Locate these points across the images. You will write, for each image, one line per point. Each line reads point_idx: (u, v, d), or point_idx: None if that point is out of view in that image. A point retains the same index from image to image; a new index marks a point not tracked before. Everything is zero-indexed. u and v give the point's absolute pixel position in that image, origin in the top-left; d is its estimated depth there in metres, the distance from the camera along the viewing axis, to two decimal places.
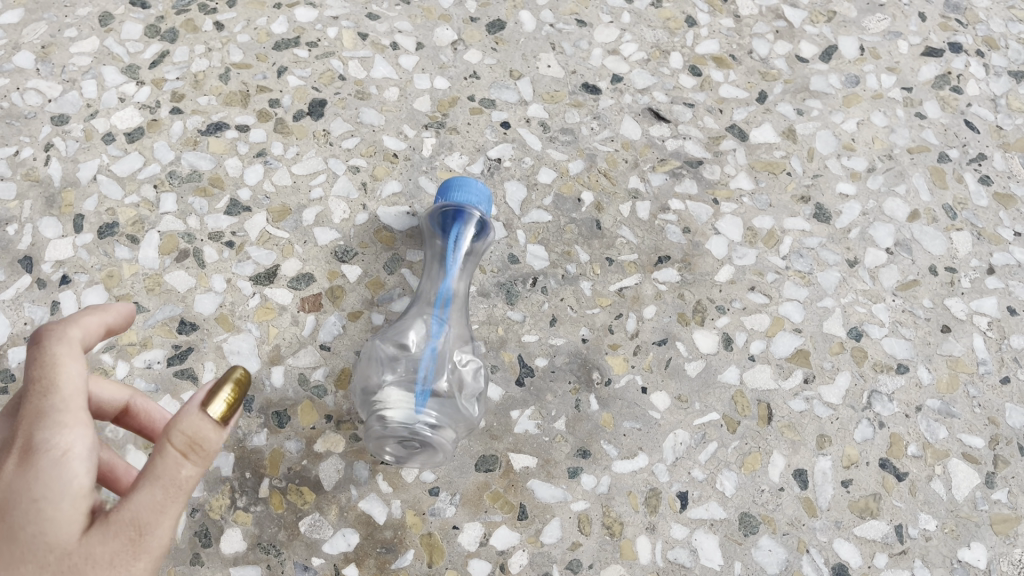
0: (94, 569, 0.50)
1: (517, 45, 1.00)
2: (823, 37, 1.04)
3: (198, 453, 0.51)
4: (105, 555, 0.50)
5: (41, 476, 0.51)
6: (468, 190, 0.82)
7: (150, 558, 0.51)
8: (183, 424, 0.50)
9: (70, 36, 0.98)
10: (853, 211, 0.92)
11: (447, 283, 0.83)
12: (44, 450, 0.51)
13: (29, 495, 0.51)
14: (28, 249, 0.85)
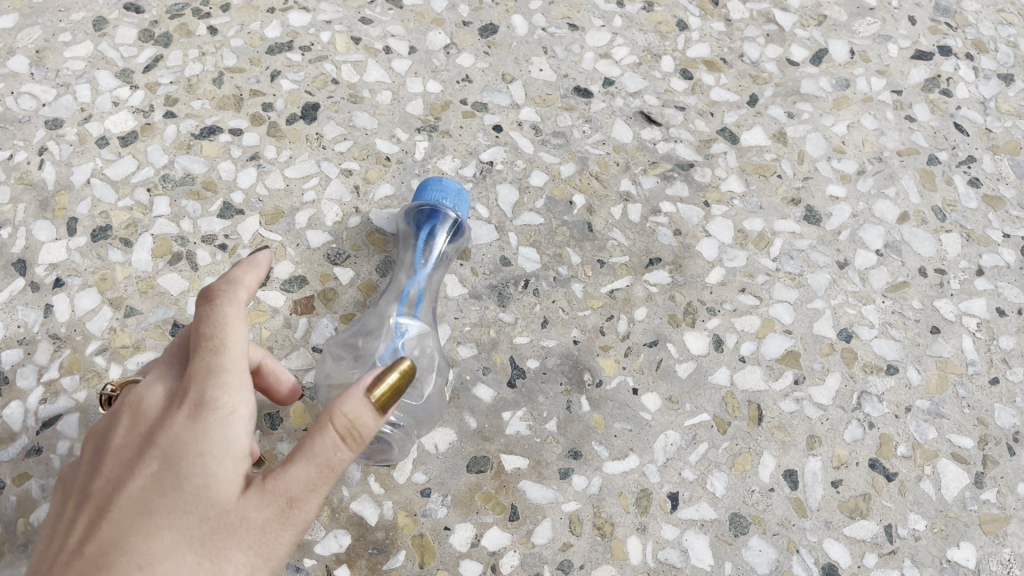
0: (247, 529, 0.54)
1: (510, 49, 1.01)
2: (814, 40, 1.05)
3: (354, 440, 0.56)
4: (259, 519, 0.55)
5: (210, 432, 0.56)
6: (441, 190, 0.81)
7: (294, 531, 0.56)
8: (349, 410, 0.56)
9: (64, 41, 0.98)
10: (843, 213, 0.93)
11: (416, 279, 0.84)
12: (214, 408, 0.57)
13: (195, 447, 0.56)
14: (22, 252, 0.85)
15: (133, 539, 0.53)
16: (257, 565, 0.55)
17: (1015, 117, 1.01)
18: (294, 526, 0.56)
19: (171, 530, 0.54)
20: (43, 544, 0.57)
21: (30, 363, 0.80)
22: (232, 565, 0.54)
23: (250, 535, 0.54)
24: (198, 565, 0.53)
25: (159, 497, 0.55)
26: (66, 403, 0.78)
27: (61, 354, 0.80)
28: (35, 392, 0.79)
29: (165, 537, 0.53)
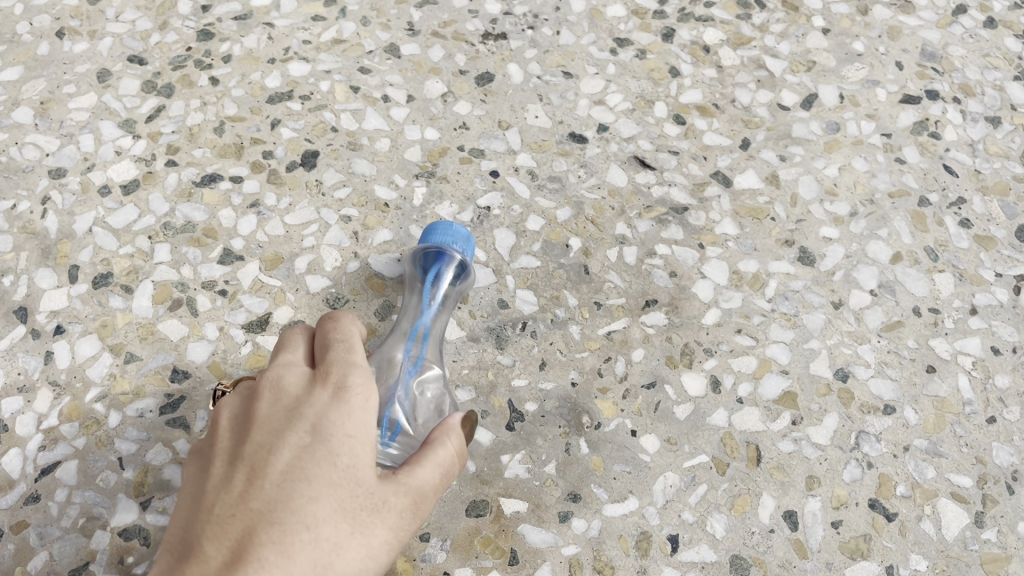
0: (388, 511, 0.63)
1: (506, 96, 1.03)
2: (803, 85, 1.07)
3: (459, 458, 0.68)
4: (397, 505, 0.64)
5: (354, 416, 0.64)
6: (449, 233, 0.82)
7: (417, 521, 0.66)
8: (457, 434, 0.69)
9: (68, 92, 1.00)
10: (837, 254, 0.94)
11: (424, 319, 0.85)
12: (355, 394, 0.65)
13: (342, 427, 0.64)
14: (23, 300, 0.86)
15: (297, 499, 0.60)
16: (393, 540, 0.64)
17: (1004, 158, 1.02)
18: (418, 515, 0.66)
19: (333, 497, 0.61)
20: (193, 497, 0.62)
21: (30, 411, 0.80)
22: (379, 535, 0.63)
23: (390, 516, 0.63)
24: (353, 531, 0.61)
25: (319, 466, 0.62)
26: (64, 450, 0.78)
27: (60, 402, 0.81)
28: (34, 439, 0.79)
29: (328, 502, 0.61)
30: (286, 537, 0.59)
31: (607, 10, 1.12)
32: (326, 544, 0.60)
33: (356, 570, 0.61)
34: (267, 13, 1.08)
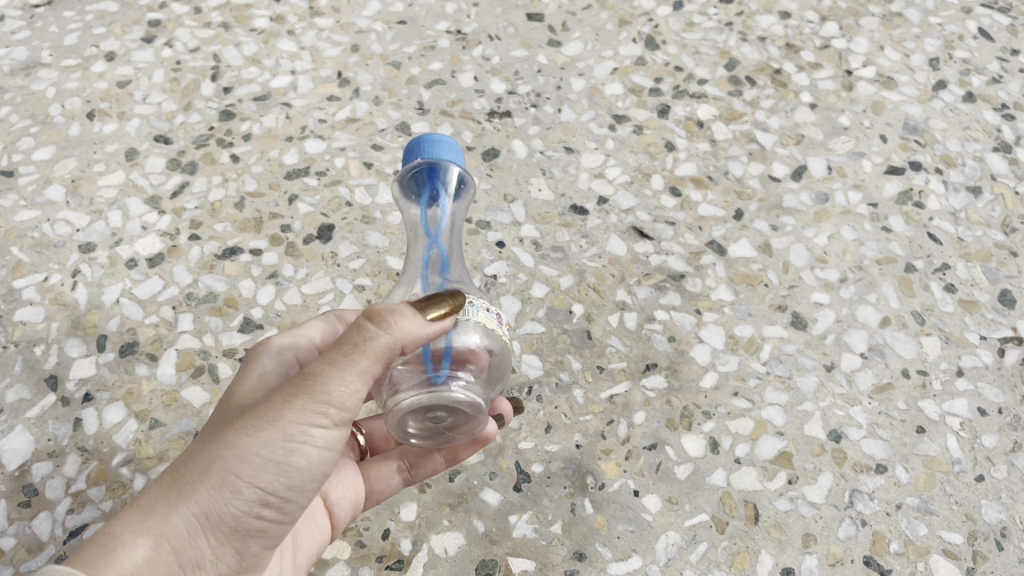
0: (253, 411, 0.63)
1: (511, 171, 1.09)
2: (793, 157, 1.12)
3: (375, 317, 0.61)
4: (267, 401, 0.63)
5: (242, 389, 0.72)
6: (435, 146, 0.75)
7: (304, 400, 0.61)
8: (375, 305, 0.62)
9: (98, 170, 1.06)
10: (828, 318, 0.98)
11: (433, 238, 0.83)
12: (248, 377, 0.73)
13: (228, 401, 0.71)
14: (54, 368, 0.91)
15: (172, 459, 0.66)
16: (259, 424, 0.62)
17: (985, 226, 1.07)
18: (307, 393, 0.61)
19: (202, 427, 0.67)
20: None
21: (59, 475, 0.84)
22: (234, 428, 0.62)
23: (257, 412, 0.62)
24: (207, 437, 0.64)
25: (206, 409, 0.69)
26: (91, 512, 0.82)
27: (88, 466, 0.85)
28: (63, 502, 0.83)
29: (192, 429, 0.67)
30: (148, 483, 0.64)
31: (606, 88, 1.19)
32: (175, 467, 0.63)
33: (209, 467, 0.61)
34: (285, 94, 1.15)
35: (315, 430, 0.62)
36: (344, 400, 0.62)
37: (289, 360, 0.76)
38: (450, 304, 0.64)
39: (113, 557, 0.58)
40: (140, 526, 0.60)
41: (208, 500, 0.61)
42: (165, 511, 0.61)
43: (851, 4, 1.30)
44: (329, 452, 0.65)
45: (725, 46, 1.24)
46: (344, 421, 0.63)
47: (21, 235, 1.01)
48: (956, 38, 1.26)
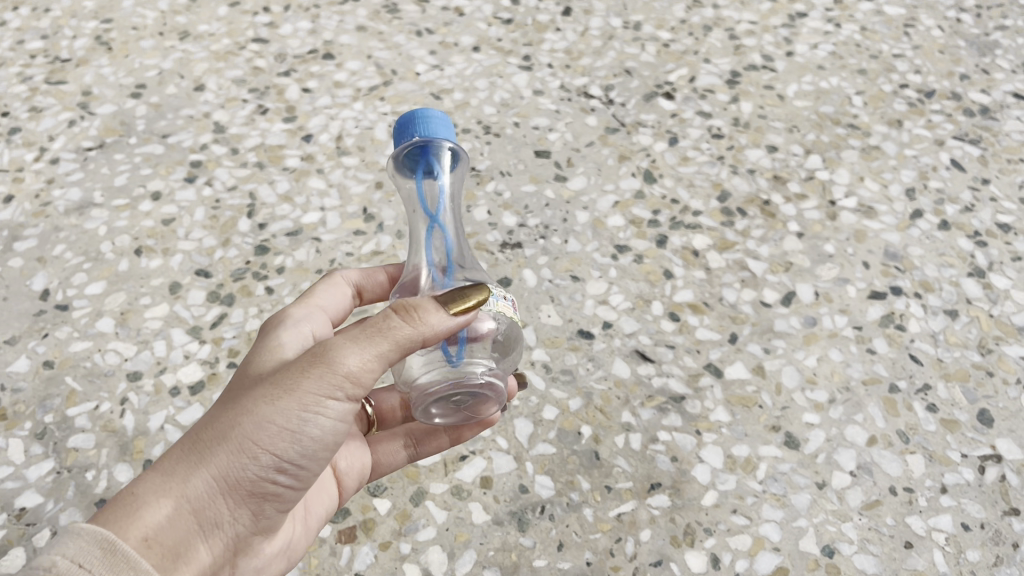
0: (271, 382, 0.72)
1: (522, 299, 1.19)
2: (782, 283, 1.22)
3: (402, 310, 0.71)
4: (285, 373, 0.72)
5: (262, 361, 0.81)
6: (429, 125, 0.82)
7: (319, 373, 0.70)
8: (403, 300, 0.71)
9: (144, 303, 1.16)
10: (818, 437, 1.06)
11: (435, 215, 0.92)
12: (268, 350, 0.82)
13: (247, 371, 0.80)
14: (104, 492, 0.98)
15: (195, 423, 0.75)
16: (277, 395, 0.71)
17: (963, 347, 1.15)
18: (323, 367, 0.70)
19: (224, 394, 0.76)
20: None
21: None
22: (254, 397, 0.71)
23: (275, 384, 0.71)
24: (228, 406, 0.73)
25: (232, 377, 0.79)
26: None
27: None
28: None
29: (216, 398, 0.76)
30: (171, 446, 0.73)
31: (608, 220, 1.29)
32: (197, 432, 0.72)
33: (229, 433, 0.70)
34: (315, 229, 1.26)
35: (330, 402, 0.71)
36: (358, 375, 0.70)
37: (304, 333, 0.87)
38: (474, 300, 0.72)
39: (138, 513, 0.67)
40: (163, 486, 0.69)
41: (227, 464, 0.70)
42: (186, 474, 0.70)
43: (833, 137, 1.41)
44: (341, 421, 0.73)
45: (718, 179, 1.35)
46: (356, 395, 0.72)
47: (74, 364, 1.10)
48: (931, 169, 1.36)
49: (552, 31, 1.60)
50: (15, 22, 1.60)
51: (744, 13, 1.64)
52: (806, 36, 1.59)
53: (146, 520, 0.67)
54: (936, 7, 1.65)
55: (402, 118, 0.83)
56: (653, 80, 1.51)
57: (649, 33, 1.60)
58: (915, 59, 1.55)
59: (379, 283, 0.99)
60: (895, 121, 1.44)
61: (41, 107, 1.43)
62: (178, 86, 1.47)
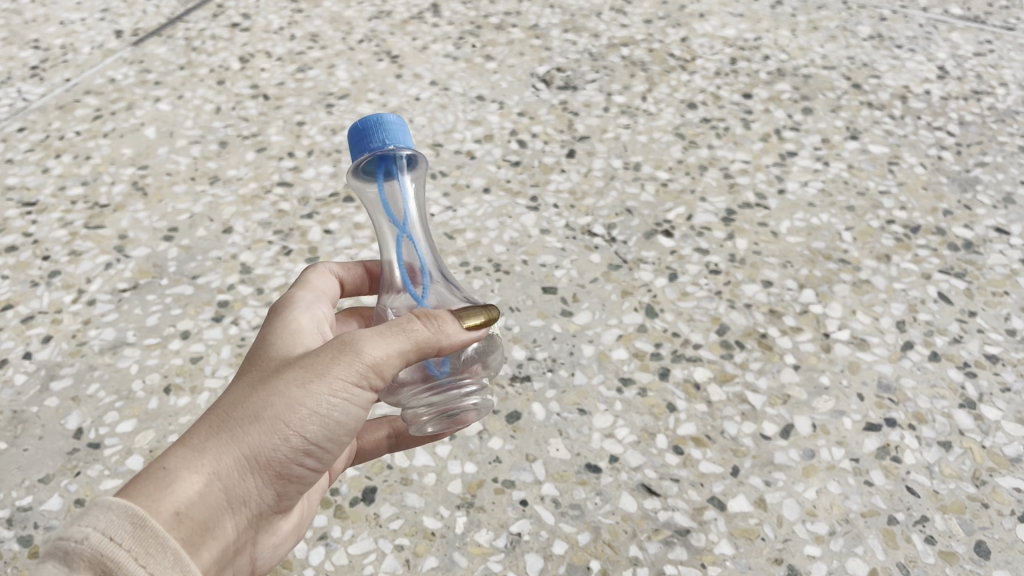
0: (299, 369, 0.81)
1: (531, 431, 1.24)
2: (781, 416, 1.27)
3: (424, 317, 0.83)
4: (313, 363, 0.81)
5: (274, 342, 0.88)
6: (386, 134, 0.91)
7: (348, 364, 0.80)
8: (427, 309, 0.84)
9: (172, 440, 1.22)
10: (820, 570, 1.09)
11: (402, 225, 0.99)
12: (277, 332, 0.89)
13: (258, 351, 0.87)
14: None
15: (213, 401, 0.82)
16: (309, 379, 0.80)
17: (957, 478, 1.19)
18: (352, 357, 0.80)
19: (244, 375, 0.83)
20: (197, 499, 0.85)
21: None
22: (286, 381, 0.80)
23: (305, 371, 0.81)
24: (254, 389, 0.80)
25: (247, 363, 0.86)
26: None
27: None
28: None
29: (237, 381, 0.83)
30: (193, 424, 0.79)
31: (613, 354, 1.36)
32: (223, 412, 0.79)
33: (261, 413, 0.78)
34: None
35: (356, 389, 0.81)
36: (381, 366, 0.81)
37: (314, 320, 0.94)
38: (484, 317, 0.86)
39: (171, 486, 0.73)
40: (196, 460, 0.75)
41: (259, 440, 0.78)
42: (219, 450, 0.77)
43: (825, 272, 1.49)
44: (360, 410, 0.83)
45: (716, 313, 1.42)
46: (376, 386, 0.82)
47: None
48: (919, 302, 1.43)
49: (557, 172, 1.71)
50: (58, 168, 1.71)
51: (738, 152, 1.74)
52: (796, 174, 1.69)
53: (179, 492, 0.73)
54: (919, 145, 1.76)
55: (360, 126, 0.91)
56: (653, 218, 1.60)
57: (648, 173, 1.71)
58: (900, 196, 1.64)
59: (355, 276, 1.09)
60: (883, 255, 1.52)
61: (80, 251, 1.52)
62: (208, 228, 1.57)
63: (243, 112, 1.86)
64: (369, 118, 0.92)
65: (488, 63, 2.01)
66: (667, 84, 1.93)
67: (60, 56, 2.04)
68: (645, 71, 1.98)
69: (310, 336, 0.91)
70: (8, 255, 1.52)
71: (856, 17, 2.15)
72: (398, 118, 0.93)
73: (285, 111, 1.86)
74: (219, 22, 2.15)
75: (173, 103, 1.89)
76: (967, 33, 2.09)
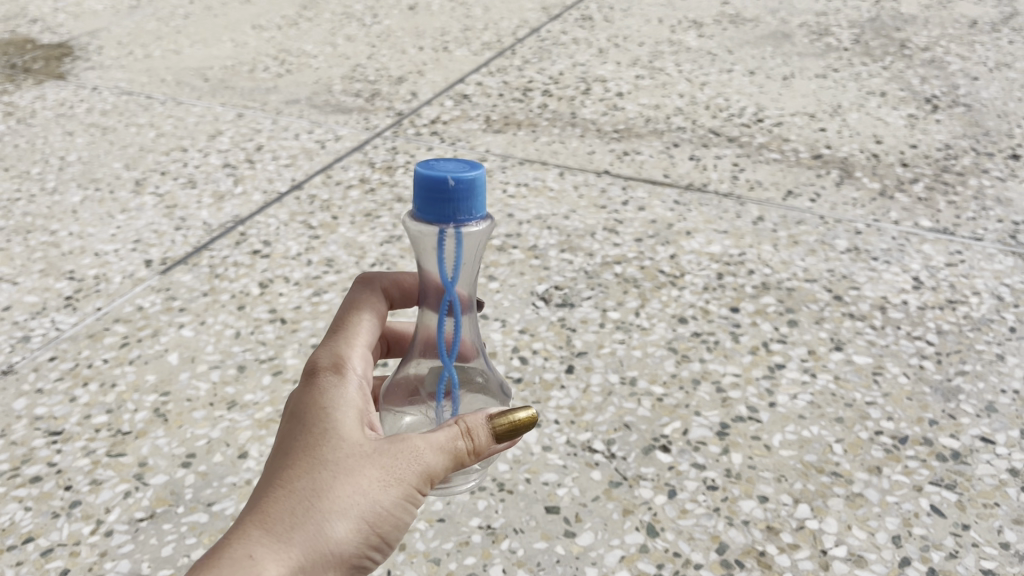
0: (371, 472, 1.03)
1: None
2: None
3: (470, 436, 1.07)
4: (383, 467, 1.03)
5: (336, 415, 1.05)
6: (471, 206, 1.03)
7: (410, 475, 1.04)
8: (473, 423, 1.08)
9: None
10: None
11: (450, 282, 1.13)
12: (336, 401, 1.06)
13: (321, 423, 1.04)
14: None
15: (289, 481, 1.00)
16: (380, 484, 1.03)
17: None
18: (415, 468, 1.05)
19: (317, 454, 1.02)
20: None
21: None
22: (361, 481, 1.02)
23: (376, 475, 1.03)
24: (331, 479, 1.01)
25: (314, 431, 1.03)
26: None
27: None
28: None
29: (311, 457, 1.02)
30: (277, 506, 0.99)
31: None
32: (304, 502, 0.99)
33: (340, 509, 1.00)
34: None
35: (410, 492, 1.05)
36: (434, 476, 1.06)
37: (364, 382, 1.13)
38: (522, 420, 1.09)
39: (263, 572, 0.93)
40: (282, 549, 0.96)
41: (330, 532, 1.00)
42: (300, 540, 0.98)
43: (819, 486, 1.54)
44: (408, 509, 1.06)
45: (715, 530, 1.46)
46: (425, 490, 1.07)
47: None
48: (913, 515, 1.47)
49: (557, 388, 1.79)
50: (84, 396, 1.81)
51: (728, 365, 1.83)
52: (785, 386, 1.77)
53: None
54: (900, 355, 1.85)
55: (452, 184, 1.01)
56: (650, 433, 1.67)
57: (644, 387, 1.79)
58: (886, 406, 1.71)
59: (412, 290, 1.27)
60: (874, 467, 1.57)
61: (101, 480, 1.59)
62: (224, 453, 1.64)
63: (261, 337, 1.97)
64: (463, 180, 1.01)
65: (491, 283, 2.14)
66: (659, 300, 2.06)
67: (92, 286, 2.19)
68: (638, 287, 2.11)
69: (365, 405, 1.09)
70: (32, 485, 1.59)
71: (833, 231, 2.30)
72: (482, 175, 1.03)
73: (300, 335, 1.97)
74: (241, 249, 2.33)
75: (196, 328, 2.01)
76: (937, 244, 2.23)
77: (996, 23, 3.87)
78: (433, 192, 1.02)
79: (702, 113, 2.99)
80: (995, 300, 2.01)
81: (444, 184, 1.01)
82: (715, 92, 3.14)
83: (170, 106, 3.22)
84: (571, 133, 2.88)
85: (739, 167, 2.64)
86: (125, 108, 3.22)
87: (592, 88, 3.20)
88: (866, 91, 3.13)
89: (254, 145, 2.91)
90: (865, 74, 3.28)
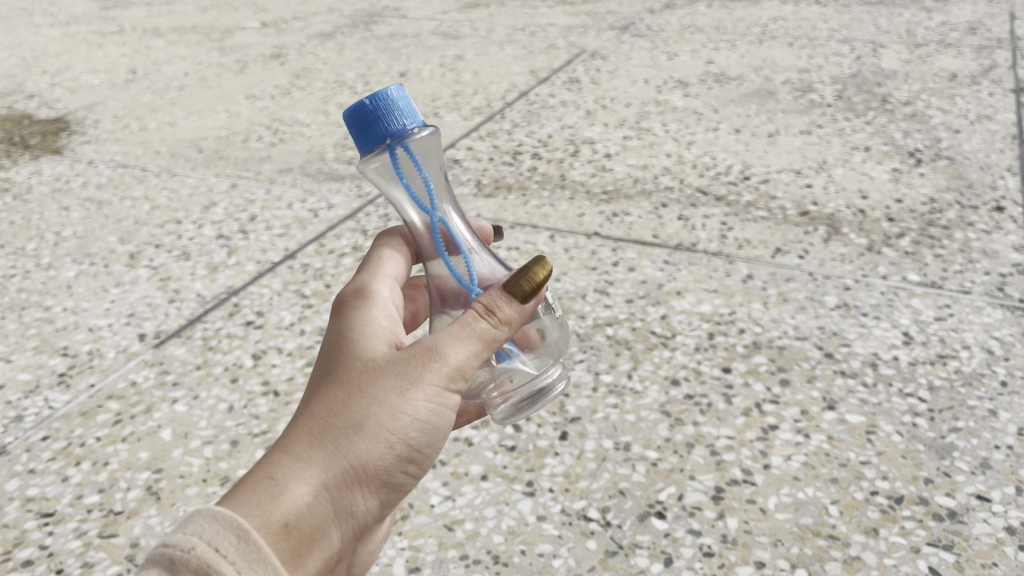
0: (388, 382, 1.04)
1: None
2: None
3: (490, 315, 1.07)
4: (399, 375, 1.04)
5: (354, 341, 1.08)
6: (399, 119, 1.09)
7: (429, 375, 1.05)
8: (490, 299, 1.08)
9: None
10: None
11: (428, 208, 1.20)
12: (353, 331, 1.09)
13: (339, 352, 1.07)
14: None
15: (309, 407, 1.02)
16: (400, 390, 1.04)
17: None
18: (435, 366, 1.05)
19: (334, 377, 1.04)
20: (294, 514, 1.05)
21: None
22: (380, 391, 1.03)
23: (393, 383, 1.04)
24: (349, 396, 1.02)
25: (332, 357, 1.06)
26: None
27: None
28: None
29: (329, 381, 1.04)
30: (298, 431, 1.00)
31: None
32: (323, 422, 1.00)
33: (362, 422, 1.01)
34: None
35: (436, 392, 1.05)
36: (459, 372, 1.07)
37: (388, 310, 1.15)
38: (541, 275, 1.09)
39: (285, 491, 0.95)
40: (304, 465, 0.98)
41: (353, 445, 1.01)
42: (323, 456, 0.99)
43: (815, 550, 1.53)
44: (438, 410, 1.06)
45: None
46: (453, 387, 1.07)
47: None
48: None
49: (551, 455, 1.79)
50: (76, 475, 1.81)
51: (722, 428, 1.83)
52: (779, 447, 1.77)
53: (294, 496, 0.95)
54: (893, 412, 1.85)
55: (372, 104, 1.08)
56: (645, 499, 1.67)
57: (638, 453, 1.78)
58: (881, 466, 1.71)
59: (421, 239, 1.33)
60: (871, 529, 1.56)
61: (92, 562, 1.58)
62: None
63: (254, 409, 1.97)
64: (379, 99, 1.08)
65: None
66: (651, 361, 2.07)
67: (86, 361, 2.20)
68: (630, 349, 2.12)
69: (386, 327, 1.11)
70: (24, 570, 1.58)
71: (822, 288, 2.32)
72: (399, 90, 1.10)
73: (293, 406, 1.97)
74: (234, 321, 2.34)
75: (189, 403, 2.01)
76: (926, 299, 2.25)
77: (976, 76, 3.95)
78: (361, 125, 1.09)
79: (690, 172, 3.03)
80: (985, 354, 2.02)
81: (367, 108, 1.08)
82: (702, 151, 3.19)
83: (165, 178, 3.27)
84: (561, 195, 2.92)
85: (727, 226, 2.67)
86: (121, 181, 3.26)
87: (580, 149, 3.25)
88: (850, 146, 3.19)
89: (248, 215, 2.95)
90: (849, 129, 3.34)
